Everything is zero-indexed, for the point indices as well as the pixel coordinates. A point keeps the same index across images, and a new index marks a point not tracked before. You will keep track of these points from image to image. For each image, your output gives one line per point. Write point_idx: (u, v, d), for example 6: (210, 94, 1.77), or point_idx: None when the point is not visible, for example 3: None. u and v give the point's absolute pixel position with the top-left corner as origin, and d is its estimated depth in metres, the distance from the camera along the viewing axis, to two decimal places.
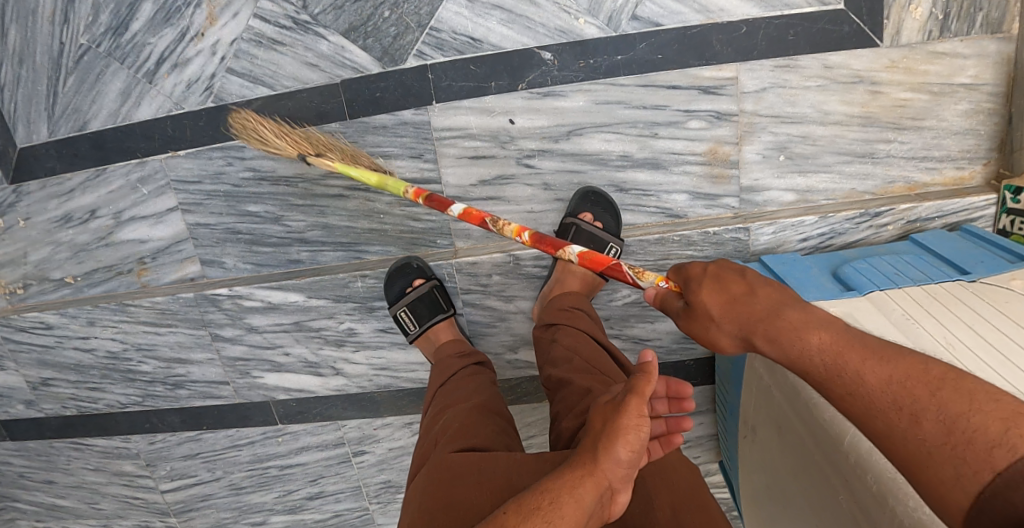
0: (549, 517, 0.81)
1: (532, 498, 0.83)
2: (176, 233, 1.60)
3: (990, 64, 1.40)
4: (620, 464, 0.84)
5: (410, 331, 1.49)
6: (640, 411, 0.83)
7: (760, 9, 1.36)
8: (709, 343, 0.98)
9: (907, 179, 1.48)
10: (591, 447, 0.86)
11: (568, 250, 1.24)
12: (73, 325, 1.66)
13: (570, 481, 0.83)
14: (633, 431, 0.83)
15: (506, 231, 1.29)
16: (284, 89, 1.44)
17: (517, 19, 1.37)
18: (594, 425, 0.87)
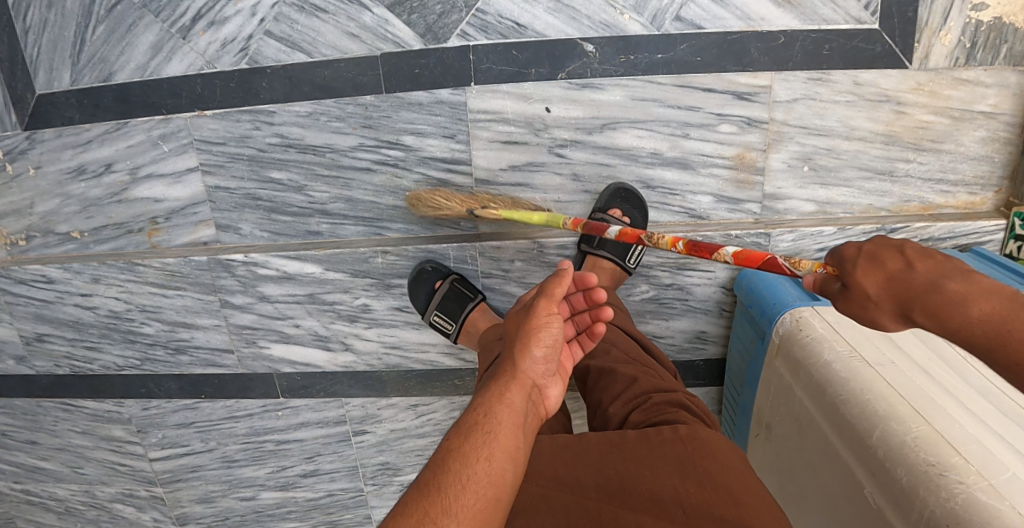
0: (489, 426, 0.86)
1: (471, 411, 0.88)
2: (193, 194, 1.57)
3: (1009, 95, 1.43)
4: (538, 361, 0.93)
5: (450, 332, 1.51)
6: (549, 309, 0.93)
7: (800, 22, 1.39)
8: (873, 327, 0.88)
9: (922, 199, 1.51)
10: (510, 356, 0.93)
11: (721, 253, 1.10)
12: (75, 281, 1.62)
13: (500, 388, 0.90)
14: (544, 328, 0.92)
15: (661, 242, 1.19)
16: (322, 58, 1.43)
17: (563, 9, 1.38)
18: (510, 337, 0.96)
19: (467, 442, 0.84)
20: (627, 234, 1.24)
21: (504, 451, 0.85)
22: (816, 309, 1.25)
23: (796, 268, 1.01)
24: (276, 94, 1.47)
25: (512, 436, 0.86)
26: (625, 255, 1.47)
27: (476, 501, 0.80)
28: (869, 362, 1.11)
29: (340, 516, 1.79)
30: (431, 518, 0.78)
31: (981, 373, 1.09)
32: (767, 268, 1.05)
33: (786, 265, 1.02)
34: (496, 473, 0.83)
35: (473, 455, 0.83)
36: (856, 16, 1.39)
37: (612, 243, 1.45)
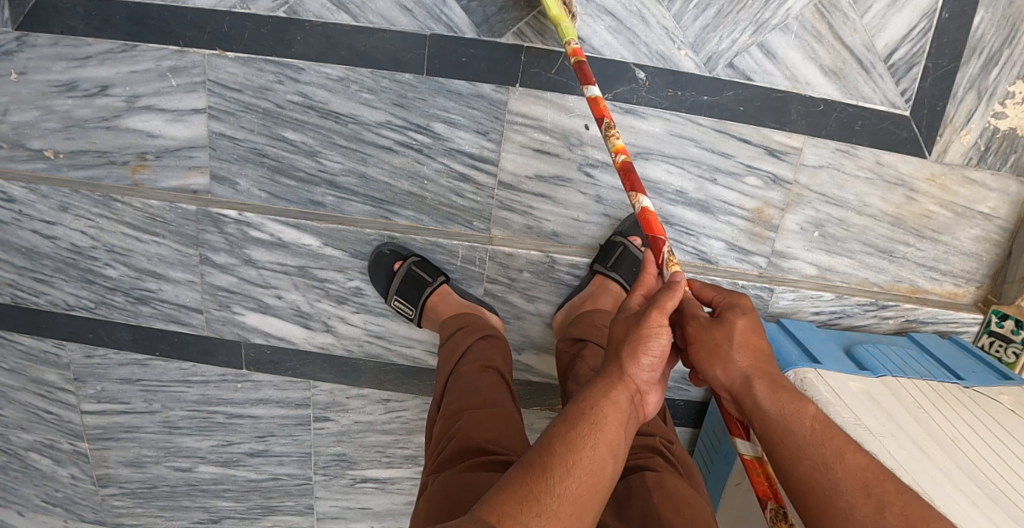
0: (597, 421, 0.91)
1: (577, 405, 0.93)
2: (193, 137, 1.45)
3: (1008, 201, 1.48)
4: (646, 369, 0.96)
5: (412, 317, 1.44)
6: (659, 320, 0.96)
7: (841, 94, 1.43)
8: (712, 361, 0.99)
9: (911, 282, 1.53)
10: (617, 358, 0.98)
11: (637, 197, 1.12)
12: (39, 205, 1.48)
13: (608, 388, 0.95)
14: (652, 337, 0.96)
15: (611, 144, 1.19)
16: (368, 24, 1.36)
17: (624, 31, 1.37)
18: (618, 339, 0.99)
19: (573, 432, 0.90)
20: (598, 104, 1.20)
21: (607, 446, 0.90)
22: (819, 371, 1.27)
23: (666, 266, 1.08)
24: (309, 51, 1.38)
25: (615, 431, 0.92)
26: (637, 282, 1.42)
27: (578, 486, 0.86)
28: (871, 431, 1.14)
29: (280, 502, 1.69)
30: (536, 496, 0.84)
31: (970, 457, 1.13)
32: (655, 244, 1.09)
33: (665, 256, 1.08)
34: (598, 462, 0.89)
35: (579, 442, 0.89)
36: (892, 99, 1.43)
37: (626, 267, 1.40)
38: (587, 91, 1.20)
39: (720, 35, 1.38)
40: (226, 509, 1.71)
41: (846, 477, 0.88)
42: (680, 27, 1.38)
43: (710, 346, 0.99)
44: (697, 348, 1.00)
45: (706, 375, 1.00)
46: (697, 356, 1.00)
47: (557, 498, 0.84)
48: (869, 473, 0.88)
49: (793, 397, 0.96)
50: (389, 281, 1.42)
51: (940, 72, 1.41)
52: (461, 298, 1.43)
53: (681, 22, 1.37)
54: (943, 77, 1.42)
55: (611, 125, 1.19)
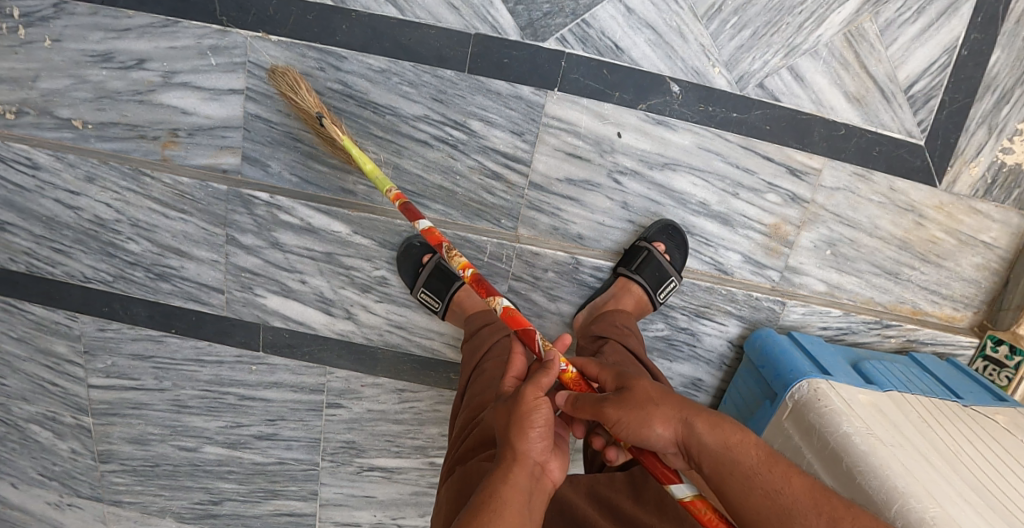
0: (496, 508, 0.90)
1: (482, 494, 0.92)
2: (228, 117, 1.46)
3: (1009, 233, 1.55)
4: (536, 443, 0.97)
5: (437, 309, 1.45)
6: (536, 396, 0.99)
7: (863, 120, 1.48)
8: (637, 431, 0.97)
9: (913, 303, 1.59)
10: (509, 440, 0.98)
11: (495, 300, 1.20)
12: (65, 174, 1.47)
13: (506, 472, 0.94)
14: (535, 412, 0.98)
15: (455, 263, 1.25)
16: (414, 19, 1.38)
17: (663, 45, 1.41)
18: (503, 425, 1.00)
19: (481, 518, 0.89)
20: (433, 233, 1.26)
21: (515, 521, 0.90)
22: (831, 383, 1.32)
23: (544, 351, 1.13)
24: (353, 41, 1.39)
25: (521, 506, 0.92)
26: (659, 286, 1.46)
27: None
28: (883, 441, 1.19)
29: (284, 486, 1.69)
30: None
31: (973, 470, 1.19)
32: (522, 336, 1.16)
33: (537, 344, 1.14)
34: None
35: (486, 526, 0.88)
36: (908, 129, 1.49)
37: (648, 271, 1.43)
38: (418, 225, 1.26)
39: (753, 55, 1.43)
40: (229, 491, 1.71)
41: (796, 499, 0.87)
42: (716, 45, 1.42)
43: (636, 413, 0.96)
44: (624, 420, 0.97)
45: (650, 442, 0.97)
46: (629, 426, 0.97)
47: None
48: (815, 492, 0.88)
49: (733, 425, 0.94)
50: (417, 273, 1.44)
51: (956, 106, 1.48)
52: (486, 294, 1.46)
53: (717, 40, 1.42)
54: (957, 111, 1.49)
55: (450, 247, 1.24)
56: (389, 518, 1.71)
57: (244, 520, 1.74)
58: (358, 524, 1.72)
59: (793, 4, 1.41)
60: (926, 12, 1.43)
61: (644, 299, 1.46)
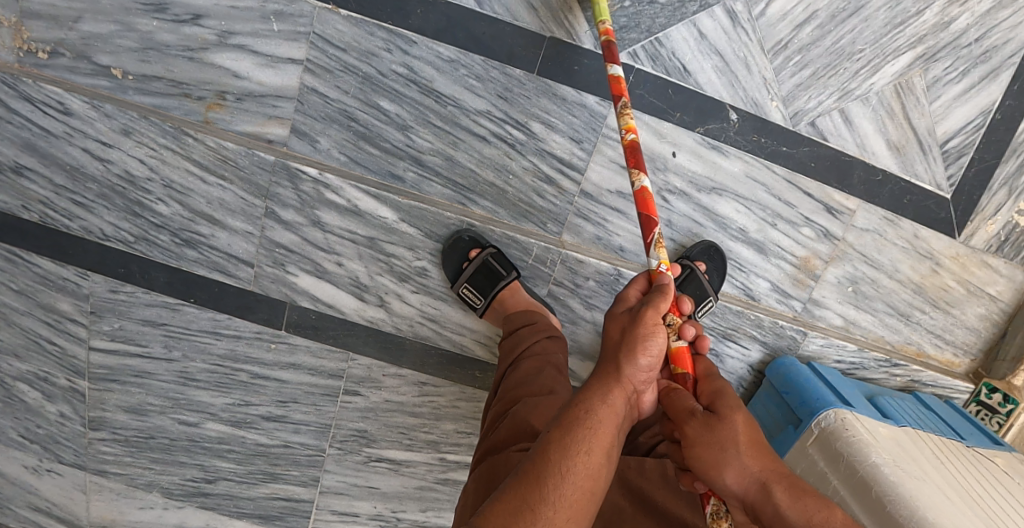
0: (592, 422, 0.95)
1: (572, 409, 0.98)
2: (282, 86, 1.40)
3: (1013, 288, 1.63)
4: (642, 370, 1.01)
5: (477, 306, 1.44)
6: (654, 321, 1.01)
7: (899, 169, 1.54)
8: (720, 470, 0.97)
9: (918, 345, 1.65)
10: (613, 360, 1.02)
11: (638, 176, 1.18)
12: (99, 124, 1.40)
13: (603, 391, 0.99)
14: (650, 338, 1.01)
15: (620, 121, 1.22)
16: (491, 14, 1.37)
17: (728, 73, 1.44)
18: (613, 341, 1.04)
19: (568, 438, 0.94)
20: (618, 83, 1.22)
21: (601, 450, 0.94)
22: (856, 414, 1.38)
23: (654, 248, 1.15)
24: (425, 26, 1.37)
25: (609, 434, 0.96)
26: (698, 301, 1.50)
27: (575, 494, 0.90)
28: (909, 474, 1.25)
29: (285, 471, 1.64)
30: (531, 511, 0.88)
31: (988, 507, 1.26)
32: (646, 223, 1.17)
33: (654, 236, 1.15)
34: (592, 468, 0.93)
35: (574, 448, 0.93)
36: (938, 181, 1.56)
37: (690, 284, 1.47)
38: (609, 70, 1.24)
39: (809, 94, 1.48)
40: (225, 470, 1.65)
41: None
42: (777, 80, 1.46)
43: (715, 453, 0.98)
44: (701, 449, 0.99)
45: (717, 484, 0.98)
46: (702, 463, 0.99)
47: (552, 506, 0.89)
48: None
49: (817, 501, 0.94)
50: (460, 267, 1.42)
51: (984, 166, 1.55)
52: (528, 296, 1.45)
53: (779, 75, 1.46)
54: (984, 170, 1.56)
55: (625, 103, 1.21)
56: (389, 511, 1.67)
57: (236, 502, 1.68)
58: (357, 515, 1.67)
59: (853, 51, 1.46)
60: (971, 74, 1.50)
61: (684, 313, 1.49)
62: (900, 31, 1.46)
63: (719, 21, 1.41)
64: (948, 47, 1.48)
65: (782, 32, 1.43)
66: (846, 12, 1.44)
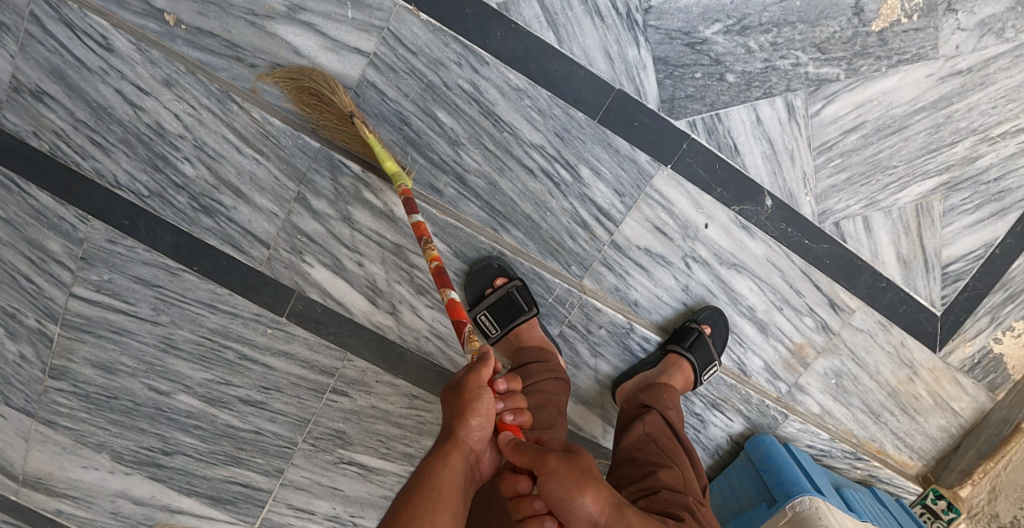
0: (431, 490, 0.93)
1: (416, 480, 0.95)
2: (342, 74, 1.36)
3: (975, 406, 1.63)
4: (475, 432, 0.99)
5: (492, 334, 1.45)
6: (476, 382, 1.01)
7: (901, 279, 1.55)
8: (582, 505, 0.94)
9: (881, 443, 1.65)
10: (446, 427, 1.00)
11: (444, 291, 1.18)
12: (140, 68, 1.33)
13: (440, 458, 0.96)
14: (475, 398, 1.00)
15: (427, 253, 1.24)
16: (568, 54, 1.37)
17: (773, 161, 1.46)
18: (444, 412, 1.02)
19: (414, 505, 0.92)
20: (420, 225, 1.27)
21: (446, 510, 0.92)
22: (828, 504, 1.43)
23: (467, 343, 1.13)
24: (500, 50, 1.36)
25: (449, 492, 0.94)
26: (705, 366, 1.48)
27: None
28: None
29: (250, 456, 1.59)
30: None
31: None
32: (459, 326, 1.15)
33: (466, 333, 1.13)
34: None
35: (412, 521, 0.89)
36: (931, 297, 1.56)
37: (698, 352, 1.46)
38: (411, 217, 1.27)
39: (840, 196, 1.50)
40: (186, 444, 1.60)
41: None
42: (815, 177, 1.48)
43: (577, 477, 0.94)
44: (558, 474, 0.94)
45: (575, 510, 0.93)
46: (562, 488, 0.93)
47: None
48: None
49: None
50: (483, 294, 1.42)
51: (974, 294, 1.56)
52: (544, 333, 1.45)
53: (819, 172, 1.48)
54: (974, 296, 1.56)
55: (427, 240, 1.25)
56: (347, 514, 1.63)
57: (190, 478, 1.63)
58: (313, 513, 1.63)
59: (888, 165, 1.49)
60: (982, 209, 1.52)
61: (691, 377, 1.48)
62: (933, 157, 1.49)
63: (778, 110, 1.44)
64: (970, 179, 1.51)
65: (830, 134, 1.46)
66: (890, 129, 1.47)
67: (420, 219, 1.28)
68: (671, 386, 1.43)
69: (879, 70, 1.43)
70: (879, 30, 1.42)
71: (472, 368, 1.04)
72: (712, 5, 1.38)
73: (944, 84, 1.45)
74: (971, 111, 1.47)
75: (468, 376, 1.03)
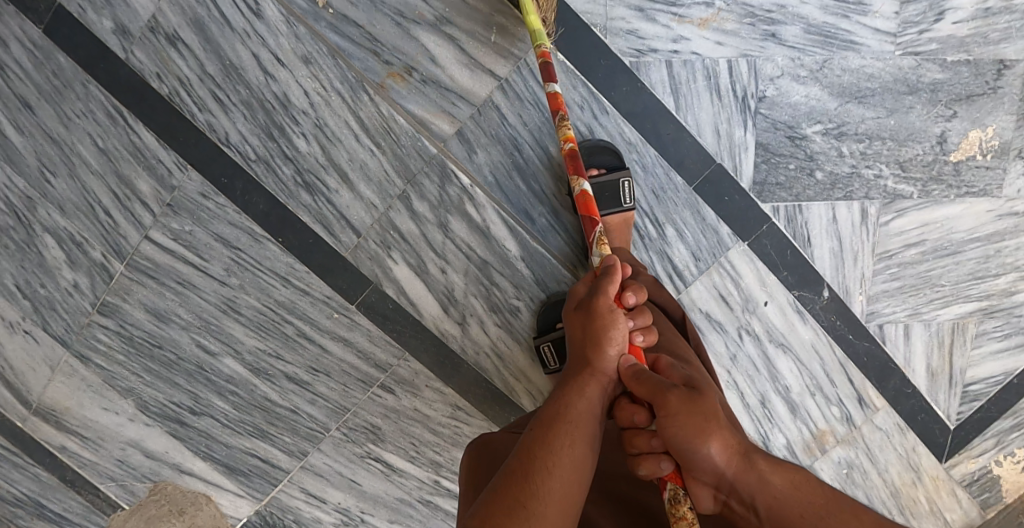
0: (568, 415, 1.00)
1: (556, 408, 1.01)
2: (470, 90, 1.42)
3: (966, 520, 1.67)
4: (610, 360, 1.06)
5: (549, 366, 1.46)
6: (610, 309, 1.07)
7: (926, 389, 1.63)
8: (706, 449, 0.96)
9: None
10: (585, 355, 1.06)
11: (577, 181, 1.18)
12: (284, 40, 1.39)
13: (580, 387, 1.04)
14: (612, 329, 1.06)
15: (562, 132, 1.21)
16: (682, 121, 1.45)
17: (839, 258, 1.55)
18: (578, 339, 1.09)
19: (549, 436, 0.98)
20: (553, 97, 1.23)
21: (581, 439, 0.99)
22: None
23: (597, 248, 1.16)
24: (622, 103, 1.44)
25: (585, 427, 1.00)
26: (616, 196, 1.39)
27: (562, 485, 0.94)
28: None
29: (278, 433, 1.58)
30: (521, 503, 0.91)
31: None
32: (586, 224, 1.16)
33: (595, 236, 1.15)
34: (574, 460, 0.97)
35: (550, 440, 0.97)
36: (948, 410, 1.65)
37: (601, 199, 1.39)
38: (547, 87, 1.23)
39: (889, 301, 1.59)
40: (217, 408, 1.57)
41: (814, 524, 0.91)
42: (871, 279, 1.57)
43: (697, 420, 0.97)
44: (678, 419, 0.97)
45: (697, 455, 0.96)
46: (684, 433, 0.96)
47: (542, 506, 0.91)
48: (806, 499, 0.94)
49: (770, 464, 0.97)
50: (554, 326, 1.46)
51: (987, 415, 1.65)
52: None
53: (876, 275, 1.57)
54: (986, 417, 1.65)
55: (561, 117, 1.22)
56: (357, 510, 1.60)
57: (209, 443, 1.59)
58: (323, 501, 1.60)
59: (937, 282, 1.59)
60: (1010, 338, 1.63)
61: (619, 218, 1.40)
62: (976, 283, 1.60)
63: (853, 212, 1.53)
64: (1005, 309, 1.62)
65: (893, 244, 1.55)
66: (945, 251, 1.57)
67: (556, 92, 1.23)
68: (611, 249, 1.38)
69: (948, 197, 1.54)
70: (955, 161, 1.53)
71: (603, 290, 1.09)
72: (819, 107, 1.48)
73: (1000, 221, 1.57)
74: (1018, 250, 1.59)
75: (600, 299, 1.08)
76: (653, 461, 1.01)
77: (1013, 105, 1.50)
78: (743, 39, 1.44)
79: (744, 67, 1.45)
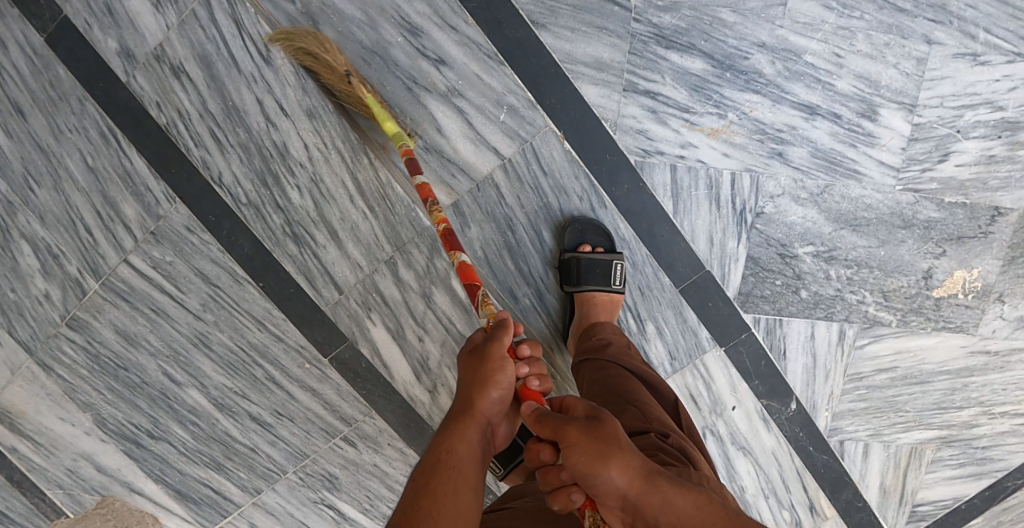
0: (451, 461, 0.98)
1: (437, 459, 0.98)
2: (472, 164, 1.42)
3: None
4: (495, 401, 1.04)
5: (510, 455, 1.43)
6: (495, 354, 1.06)
7: (876, 505, 1.63)
8: (606, 477, 0.93)
9: None
10: (468, 399, 1.05)
11: (455, 255, 1.19)
12: (290, 91, 1.39)
13: (463, 431, 1.01)
14: (497, 373, 1.05)
15: (431, 217, 1.23)
16: (677, 225, 1.46)
17: (810, 374, 1.56)
18: (463, 384, 1.07)
19: (430, 490, 0.95)
20: (416, 184, 1.24)
21: (465, 486, 0.96)
22: None
23: (483, 307, 1.16)
24: (622, 200, 1.45)
25: (470, 469, 0.98)
26: (606, 276, 1.40)
27: None
28: None
29: (234, 469, 1.54)
30: None
31: None
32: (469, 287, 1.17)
33: (479, 294, 1.16)
34: (457, 512, 0.94)
35: (434, 495, 0.94)
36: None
37: (590, 276, 1.40)
38: (414, 179, 1.25)
39: (853, 420, 1.60)
40: (175, 436, 1.53)
41: None
42: (838, 398, 1.58)
43: (597, 446, 0.95)
44: (579, 447, 0.95)
45: (600, 484, 0.93)
46: (585, 461, 0.94)
47: None
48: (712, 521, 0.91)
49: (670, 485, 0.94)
50: None
51: None
52: None
53: (843, 394, 1.58)
54: None
55: (432, 205, 1.23)
56: None
57: (164, 468, 1.54)
58: None
59: (901, 408, 1.60)
60: (964, 466, 1.62)
61: (607, 297, 1.41)
62: (940, 413, 1.61)
63: (831, 333, 1.55)
64: (963, 439, 1.62)
65: (865, 367, 1.57)
66: (913, 379, 1.59)
67: (418, 179, 1.25)
68: (597, 324, 1.38)
69: (924, 328, 1.56)
70: (938, 296, 1.54)
71: (498, 337, 1.08)
72: (813, 229, 1.49)
73: (972, 357, 1.59)
74: (985, 386, 1.60)
75: (489, 346, 1.07)
76: (565, 493, 0.98)
77: (1001, 250, 1.52)
78: (750, 154, 1.45)
79: (745, 183, 1.46)
